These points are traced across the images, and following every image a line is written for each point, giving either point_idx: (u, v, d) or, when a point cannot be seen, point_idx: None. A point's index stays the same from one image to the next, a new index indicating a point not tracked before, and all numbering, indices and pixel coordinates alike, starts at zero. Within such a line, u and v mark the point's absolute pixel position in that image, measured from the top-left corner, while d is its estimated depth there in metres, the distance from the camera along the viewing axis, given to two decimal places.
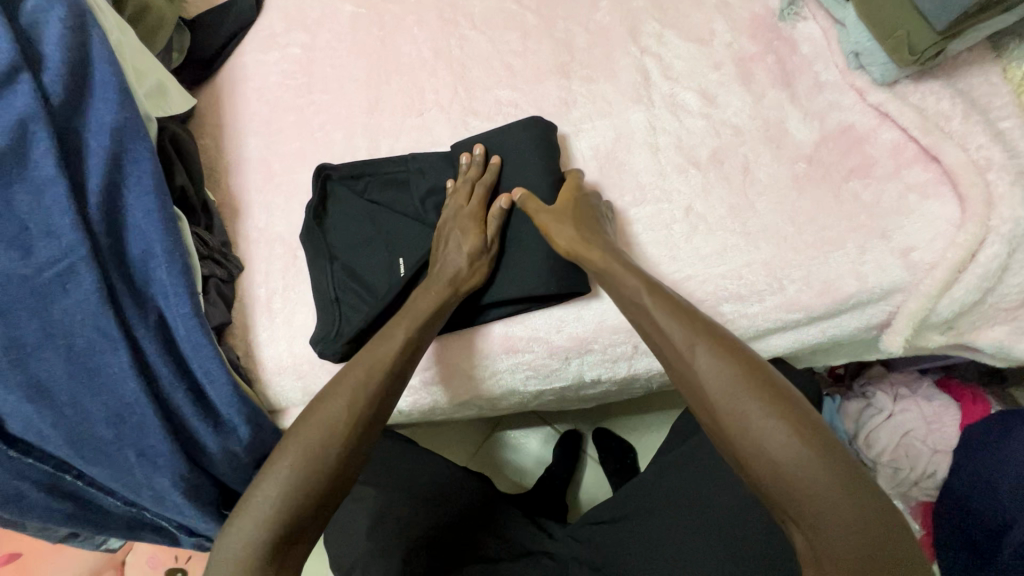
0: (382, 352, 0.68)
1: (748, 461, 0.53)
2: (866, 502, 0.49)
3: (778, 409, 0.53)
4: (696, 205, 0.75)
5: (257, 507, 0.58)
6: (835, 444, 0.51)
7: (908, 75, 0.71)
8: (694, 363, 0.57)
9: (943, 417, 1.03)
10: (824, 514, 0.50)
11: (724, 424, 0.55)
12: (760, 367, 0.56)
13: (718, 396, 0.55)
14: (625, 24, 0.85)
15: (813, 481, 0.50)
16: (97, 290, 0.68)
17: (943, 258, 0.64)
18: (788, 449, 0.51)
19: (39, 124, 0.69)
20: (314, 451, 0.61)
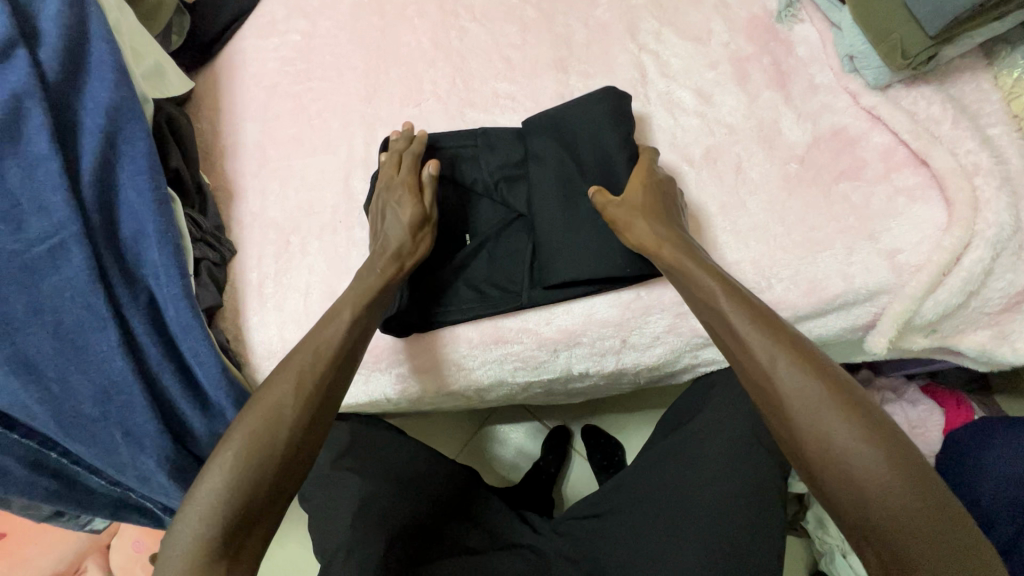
0: (322, 338, 0.67)
1: (828, 474, 0.51)
2: (953, 532, 0.47)
3: (862, 429, 0.51)
4: (688, 202, 0.75)
5: (214, 483, 0.56)
6: (920, 471, 0.49)
7: (900, 80, 0.72)
8: (775, 371, 0.55)
9: (928, 422, 1.04)
10: (908, 538, 0.47)
11: (801, 435, 0.53)
12: (844, 386, 0.54)
13: (801, 406, 0.53)
14: (624, 21, 0.86)
15: (898, 504, 0.48)
16: (87, 268, 0.68)
17: (929, 261, 0.65)
18: (870, 470, 0.49)
19: (34, 100, 0.69)
20: (262, 430, 0.60)
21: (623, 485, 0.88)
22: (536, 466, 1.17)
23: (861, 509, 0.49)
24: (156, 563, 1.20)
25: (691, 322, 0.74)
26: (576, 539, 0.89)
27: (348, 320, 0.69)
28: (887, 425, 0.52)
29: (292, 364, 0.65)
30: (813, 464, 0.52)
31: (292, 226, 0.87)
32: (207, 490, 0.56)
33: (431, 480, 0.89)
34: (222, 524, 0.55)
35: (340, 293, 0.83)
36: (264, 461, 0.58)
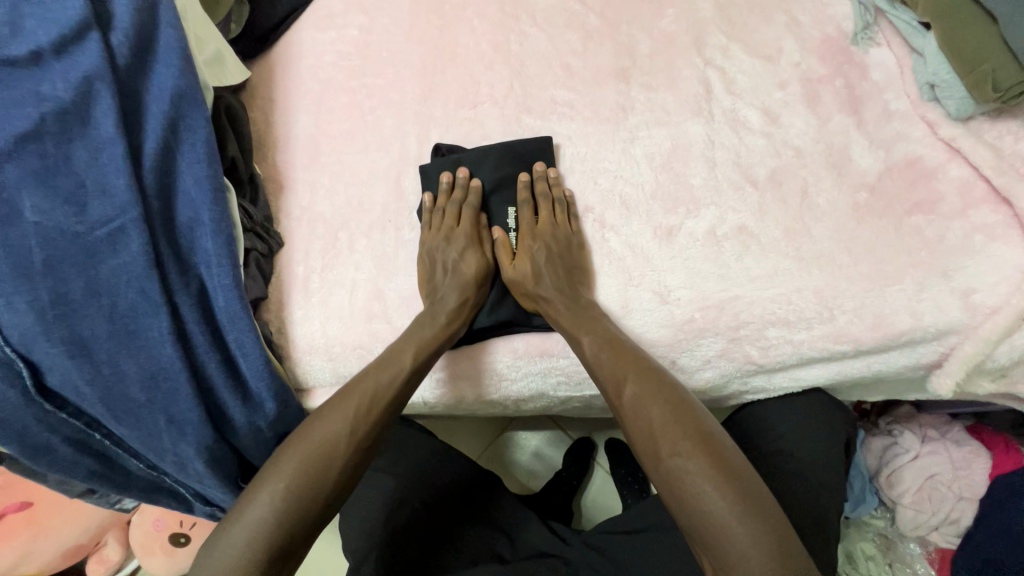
0: (383, 386, 0.70)
1: (686, 509, 0.57)
2: (755, 526, 0.54)
3: (690, 442, 0.59)
4: (750, 224, 0.73)
5: (252, 518, 0.61)
6: (732, 471, 0.57)
7: (984, 112, 0.69)
8: (643, 414, 0.63)
9: (972, 464, 1.00)
10: (720, 537, 0.55)
11: (664, 470, 0.60)
12: (680, 405, 0.62)
13: (664, 445, 0.60)
14: (691, 34, 0.84)
15: (710, 507, 0.56)
16: (144, 253, 0.68)
17: (1006, 304, 0.62)
18: (693, 478, 0.57)
19: (103, 83, 0.69)
20: (309, 470, 0.64)
21: (660, 507, 0.86)
22: (559, 477, 1.16)
23: (708, 536, 0.55)
24: (174, 543, 1.19)
25: (745, 348, 0.71)
26: (608, 555, 0.85)
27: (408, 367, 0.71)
28: (712, 435, 0.60)
29: (340, 411, 0.67)
30: (674, 500, 0.59)
31: (341, 221, 0.87)
32: (236, 530, 0.61)
33: (461, 485, 0.90)
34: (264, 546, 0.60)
35: (385, 292, 0.82)
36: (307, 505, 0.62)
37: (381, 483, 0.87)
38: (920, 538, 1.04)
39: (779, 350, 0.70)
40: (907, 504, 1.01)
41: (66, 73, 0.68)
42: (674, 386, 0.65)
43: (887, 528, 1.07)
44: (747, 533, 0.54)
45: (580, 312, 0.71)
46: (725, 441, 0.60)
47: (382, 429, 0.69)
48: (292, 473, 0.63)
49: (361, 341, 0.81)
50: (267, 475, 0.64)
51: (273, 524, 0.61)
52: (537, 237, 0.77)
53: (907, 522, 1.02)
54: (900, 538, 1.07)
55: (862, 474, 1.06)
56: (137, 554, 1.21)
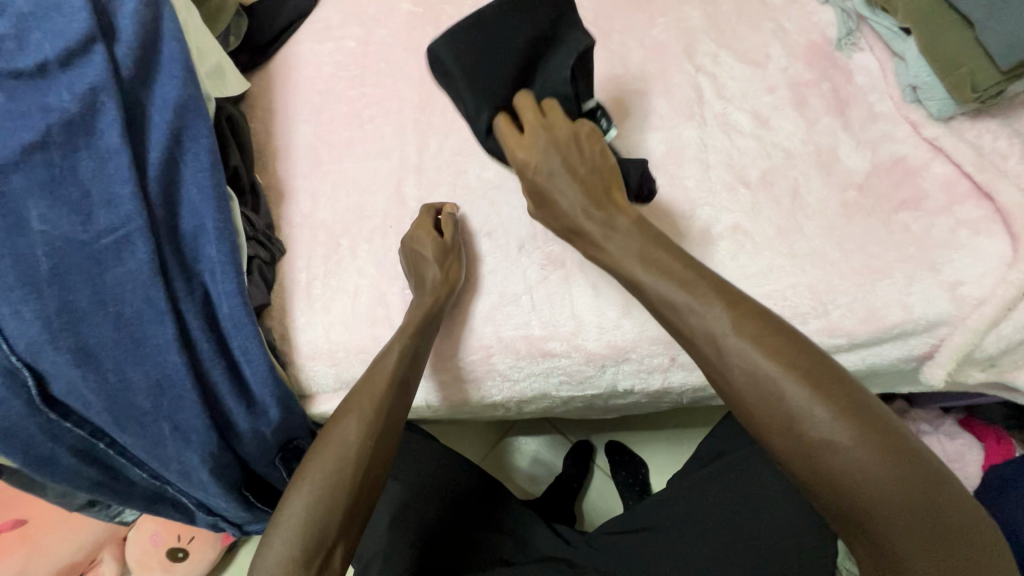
0: (379, 372, 0.71)
1: (848, 493, 0.52)
2: (932, 505, 0.50)
3: (848, 420, 0.52)
4: (743, 224, 0.75)
5: (285, 530, 0.61)
6: (900, 445, 0.52)
7: (964, 113, 0.72)
8: (781, 388, 0.54)
9: (964, 456, 1.03)
10: (893, 521, 0.50)
11: (816, 453, 0.53)
12: (829, 376, 0.55)
13: (818, 425, 0.53)
14: (682, 42, 0.87)
15: (881, 492, 0.50)
16: (150, 260, 0.69)
17: (993, 295, 0.64)
18: (859, 461, 0.51)
19: (109, 94, 0.70)
20: (326, 478, 0.64)
21: (665, 503, 0.87)
22: (560, 481, 1.16)
23: (873, 521, 0.51)
24: (172, 558, 1.17)
25: None
26: (612, 554, 0.85)
27: (398, 352, 0.71)
28: (867, 404, 0.54)
29: (349, 408, 0.69)
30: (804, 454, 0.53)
31: (342, 228, 0.88)
32: (282, 533, 0.62)
33: (463, 488, 0.90)
34: (306, 544, 0.61)
35: (387, 296, 0.83)
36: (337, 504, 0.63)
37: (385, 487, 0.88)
38: None
39: None
40: None
41: (72, 85, 0.69)
42: (786, 331, 0.57)
43: None
44: (894, 479, 0.50)
45: (639, 236, 0.66)
46: (880, 408, 0.54)
47: (393, 424, 0.69)
48: (313, 484, 0.63)
49: (364, 346, 0.82)
50: (296, 484, 0.64)
51: (306, 527, 0.61)
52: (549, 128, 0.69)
53: None
54: None
55: None
56: (133, 571, 1.19)
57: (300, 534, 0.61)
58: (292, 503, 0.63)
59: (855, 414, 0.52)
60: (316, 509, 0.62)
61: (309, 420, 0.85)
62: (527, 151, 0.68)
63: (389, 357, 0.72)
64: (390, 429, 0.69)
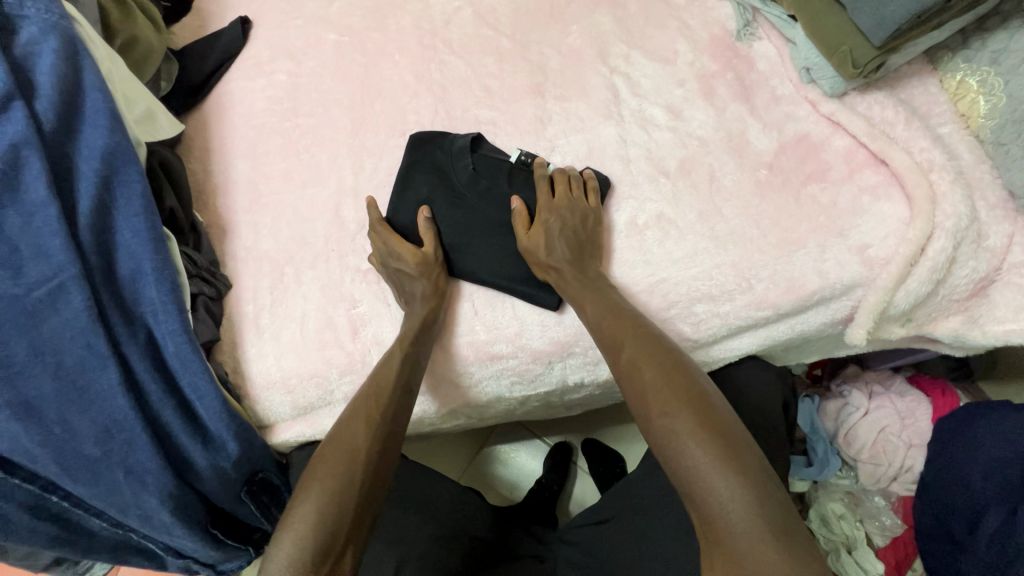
0: (384, 372, 0.73)
1: (674, 466, 0.57)
2: (742, 486, 0.53)
3: (680, 404, 0.59)
4: (666, 212, 0.79)
5: (297, 521, 0.61)
6: (722, 431, 0.57)
7: (855, 87, 0.77)
8: (636, 373, 0.64)
9: (916, 412, 1.07)
10: (703, 490, 0.54)
11: (654, 430, 0.60)
12: (680, 371, 0.63)
13: (654, 405, 0.60)
14: (595, 46, 0.91)
15: (696, 464, 0.55)
16: (86, 307, 0.69)
17: (896, 253, 0.68)
18: (681, 438, 0.57)
19: (31, 149, 0.71)
20: (337, 469, 0.64)
21: (634, 489, 0.87)
22: (539, 484, 1.17)
23: (693, 492, 0.55)
24: None
25: (679, 326, 0.75)
26: (583, 547, 0.88)
27: (399, 355, 0.73)
28: (706, 397, 0.60)
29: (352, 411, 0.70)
30: (662, 457, 0.59)
31: (286, 257, 0.89)
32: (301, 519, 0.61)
33: (433, 499, 0.89)
34: (312, 548, 0.59)
35: (335, 319, 0.84)
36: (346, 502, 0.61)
37: None
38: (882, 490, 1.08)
39: (709, 324, 0.74)
40: (864, 460, 1.07)
41: None
42: (674, 353, 0.65)
43: (853, 485, 1.10)
44: (729, 489, 0.53)
45: (589, 284, 0.73)
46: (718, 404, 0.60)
47: (395, 419, 0.70)
48: (327, 479, 0.63)
49: (316, 369, 0.82)
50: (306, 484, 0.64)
51: (324, 515, 0.61)
52: (556, 209, 0.77)
53: (868, 476, 1.07)
54: (865, 493, 1.09)
55: (822, 438, 1.12)
56: None
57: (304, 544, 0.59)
58: (302, 509, 0.62)
59: (684, 398, 0.59)
60: (329, 498, 0.62)
61: (271, 450, 0.86)
62: (552, 212, 0.77)
63: (392, 352, 0.74)
64: (396, 425, 0.70)
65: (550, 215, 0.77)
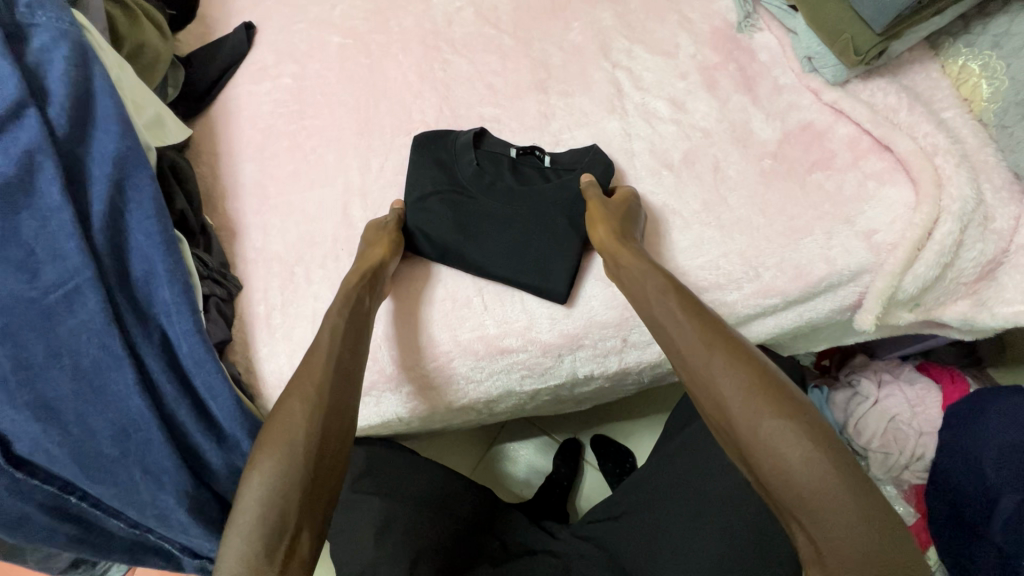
0: (314, 356, 0.69)
1: (782, 487, 0.52)
2: (867, 511, 0.49)
3: (790, 419, 0.53)
4: (671, 203, 0.79)
5: (244, 510, 0.57)
6: (841, 452, 0.52)
7: (857, 75, 0.78)
8: (732, 382, 0.56)
9: (925, 400, 1.07)
10: (823, 516, 0.50)
11: (755, 446, 0.53)
12: (776, 380, 0.56)
13: (759, 417, 0.54)
14: (597, 42, 0.92)
15: (815, 488, 0.50)
16: (102, 308, 0.70)
17: (903, 238, 0.69)
18: (796, 459, 0.51)
19: (45, 154, 0.72)
20: (279, 451, 0.60)
21: (645, 482, 0.88)
22: (550, 480, 1.17)
23: (809, 516, 0.50)
24: None
25: None
26: (596, 542, 0.89)
27: (331, 337, 0.70)
28: (809, 411, 0.54)
29: (289, 392, 0.65)
30: (761, 474, 0.53)
31: (296, 257, 0.90)
32: (246, 506, 0.57)
33: (444, 496, 0.89)
34: (263, 536, 0.56)
35: None
36: (290, 482, 0.58)
37: (363, 502, 0.85)
38: (894, 479, 1.07)
39: (717, 314, 0.75)
40: (875, 449, 1.06)
41: (7, 149, 0.71)
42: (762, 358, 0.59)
43: (864, 475, 1.09)
44: (849, 514, 0.49)
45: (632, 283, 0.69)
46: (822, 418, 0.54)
47: (342, 398, 0.67)
48: (270, 462, 0.59)
49: None
50: (249, 467, 0.60)
51: (270, 499, 0.57)
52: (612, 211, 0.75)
53: (880, 465, 1.06)
54: (878, 481, 1.08)
55: (833, 429, 1.10)
56: None
57: (253, 534, 0.56)
58: (246, 496, 0.58)
59: (793, 413, 0.53)
60: (275, 480, 0.58)
61: None
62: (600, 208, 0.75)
63: (323, 333, 0.71)
64: (342, 399, 0.66)
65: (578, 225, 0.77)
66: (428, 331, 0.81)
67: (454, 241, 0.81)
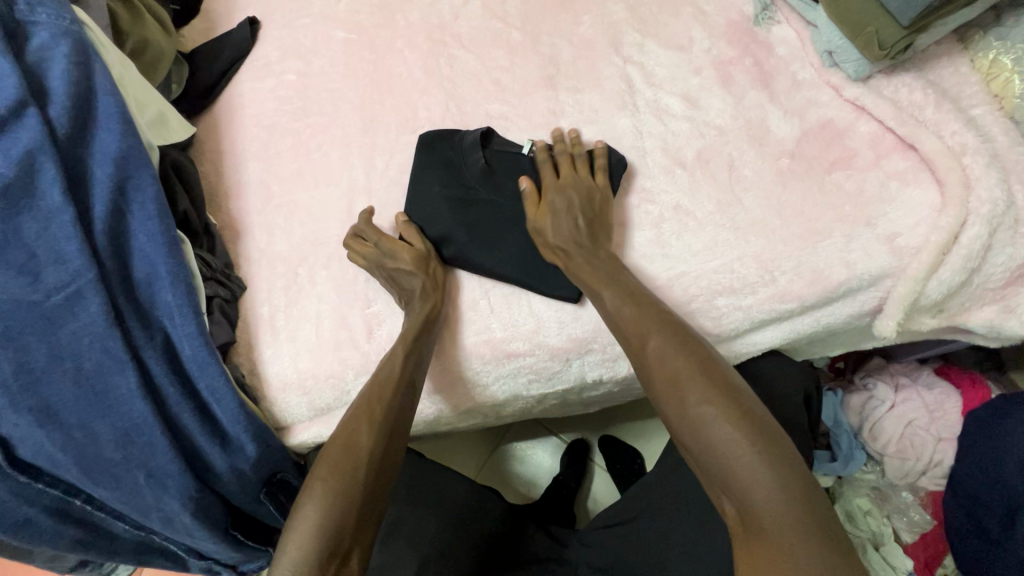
0: (382, 377, 0.71)
1: (707, 454, 0.57)
2: (773, 469, 0.53)
3: (713, 393, 0.58)
4: (684, 203, 0.77)
5: (301, 527, 0.59)
6: (760, 421, 0.56)
7: (880, 70, 0.75)
8: (667, 364, 0.62)
9: (945, 405, 1.04)
10: (741, 479, 0.54)
11: (686, 418, 0.59)
12: (708, 361, 0.62)
13: (687, 394, 0.59)
14: (608, 36, 0.89)
15: (729, 452, 0.55)
16: (104, 312, 0.69)
17: (928, 242, 0.66)
18: (719, 429, 0.56)
19: (46, 155, 0.71)
20: (341, 475, 0.63)
21: (652, 486, 0.85)
22: (557, 481, 1.16)
23: (726, 479, 0.55)
24: None
25: (699, 321, 0.73)
26: (603, 548, 0.87)
27: (403, 355, 0.72)
28: (737, 388, 0.59)
29: (352, 413, 0.68)
30: (691, 443, 0.58)
31: (300, 258, 0.89)
32: (306, 523, 0.60)
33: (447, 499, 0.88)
34: (317, 552, 0.58)
35: (350, 320, 0.84)
36: (351, 507, 0.61)
37: None
38: (910, 485, 1.05)
39: (731, 318, 0.72)
40: (891, 454, 1.03)
41: (7, 150, 0.70)
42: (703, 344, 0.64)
43: (879, 481, 1.07)
44: (762, 474, 0.53)
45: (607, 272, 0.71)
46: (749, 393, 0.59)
47: (401, 425, 0.69)
48: (331, 483, 0.62)
49: (332, 371, 0.82)
50: (310, 484, 0.63)
51: (328, 519, 0.60)
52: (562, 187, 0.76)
53: (896, 470, 1.03)
54: (893, 488, 1.06)
55: (846, 432, 1.08)
56: None
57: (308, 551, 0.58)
58: (305, 514, 0.60)
59: (719, 388, 0.59)
60: (335, 502, 0.61)
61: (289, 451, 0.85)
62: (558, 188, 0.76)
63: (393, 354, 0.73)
64: (401, 426, 0.69)
65: (556, 196, 0.75)
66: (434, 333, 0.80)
67: (461, 244, 0.79)
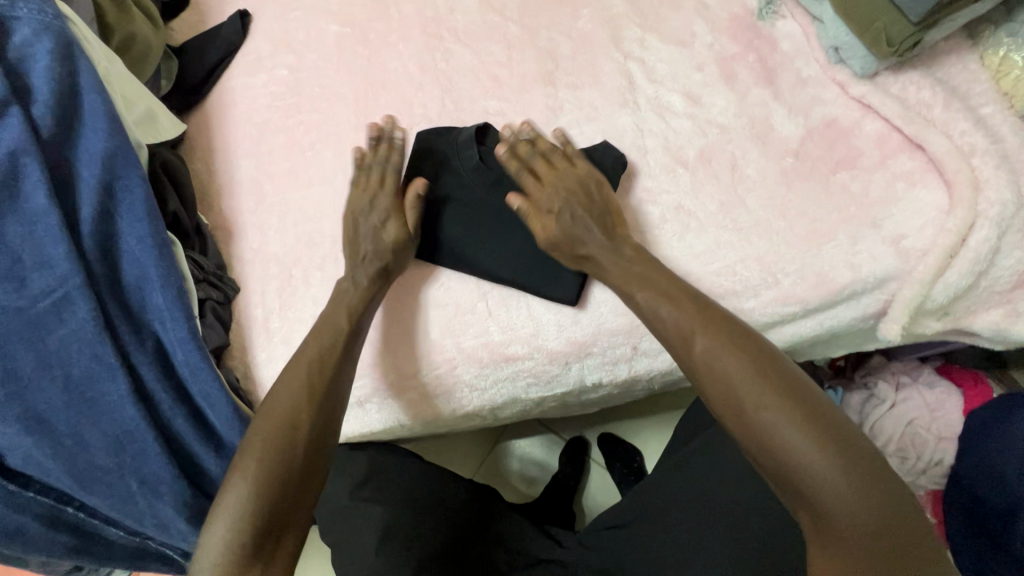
0: (321, 342, 0.71)
1: (777, 465, 0.53)
2: (856, 474, 0.51)
3: (777, 395, 0.55)
4: (686, 203, 0.75)
5: (231, 499, 0.60)
6: (831, 422, 0.54)
7: (887, 67, 0.73)
8: (718, 366, 0.59)
9: (946, 404, 1.02)
10: (819, 490, 0.51)
11: (750, 425, 0.55)
12: (765, 359, 0.58)
13: (747, 398, 0.56)
14: (607, 31, 0.87)
15: (808, 461, 0.52)
16: (93, 317, 0.68)
17: (934, 244, 0.65)
18: (788, 434, 0.53)
19: (30, 156, 0.69)
20: (272, 442, 0.63)
21: (654, 489, 0.84)
22: (556, 479, 1.15)
23: (801, 489, 0.52)
24: None
25: None
26: (603, 550, 0.86)
27: (347, 327, 0.72)
28: (801, 385, 0.57)
29: (287, 381, 0.68)
30: (756, 453, 0.55)
31: (294, 259, 0.87)
32: (234, 493, 0.61)
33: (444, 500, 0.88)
34: (252, 520, 0.59)
35: None
36: (284, 471, 0.62)
37: (367, 511, 0.84)
38: (909, 483, 1.03)
39: None
40: (891, 453, 1.02)
41: None
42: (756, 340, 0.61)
43: None
44: (839, 481, 0.51)
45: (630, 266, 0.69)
46: (814, 390, 0.57)
47: (339, 391, 0.69)
48: (260, 451, 0.63)
49: None
50: (240, 456, 0.63)
51: (260, 485, 0.61)
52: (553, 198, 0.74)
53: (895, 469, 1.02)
54: None
55: None
56: None
57: (243, 521, 0.59)
58: (237, 487, 0.61)
59: (783, 390, 0.55)
60: (266, 471, 0.61)
61: None
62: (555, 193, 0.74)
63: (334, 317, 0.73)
64: (341, 393, 0.69)
65: (552, 202, 0.73)
66: (430, 337, 0.78)
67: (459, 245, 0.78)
